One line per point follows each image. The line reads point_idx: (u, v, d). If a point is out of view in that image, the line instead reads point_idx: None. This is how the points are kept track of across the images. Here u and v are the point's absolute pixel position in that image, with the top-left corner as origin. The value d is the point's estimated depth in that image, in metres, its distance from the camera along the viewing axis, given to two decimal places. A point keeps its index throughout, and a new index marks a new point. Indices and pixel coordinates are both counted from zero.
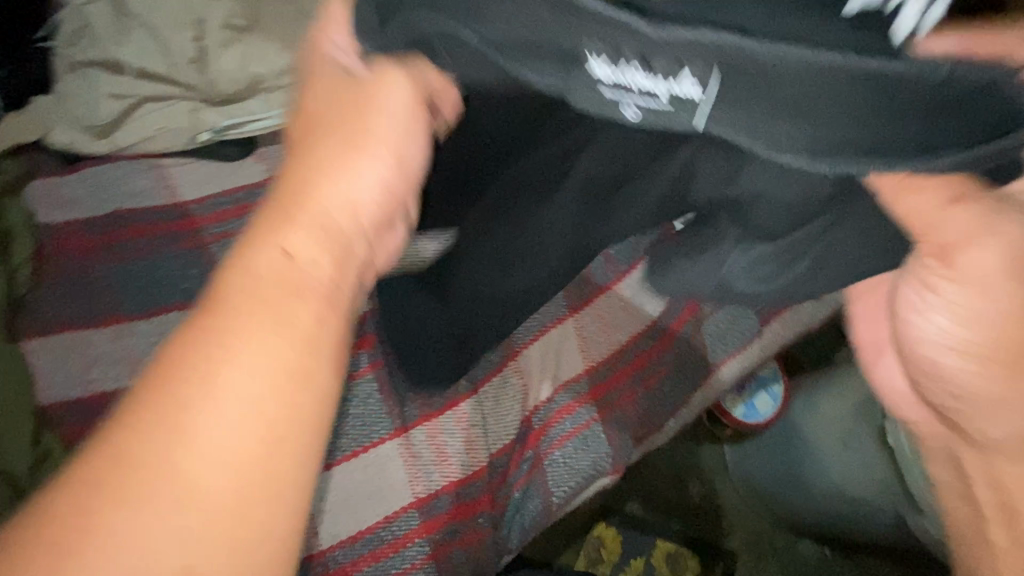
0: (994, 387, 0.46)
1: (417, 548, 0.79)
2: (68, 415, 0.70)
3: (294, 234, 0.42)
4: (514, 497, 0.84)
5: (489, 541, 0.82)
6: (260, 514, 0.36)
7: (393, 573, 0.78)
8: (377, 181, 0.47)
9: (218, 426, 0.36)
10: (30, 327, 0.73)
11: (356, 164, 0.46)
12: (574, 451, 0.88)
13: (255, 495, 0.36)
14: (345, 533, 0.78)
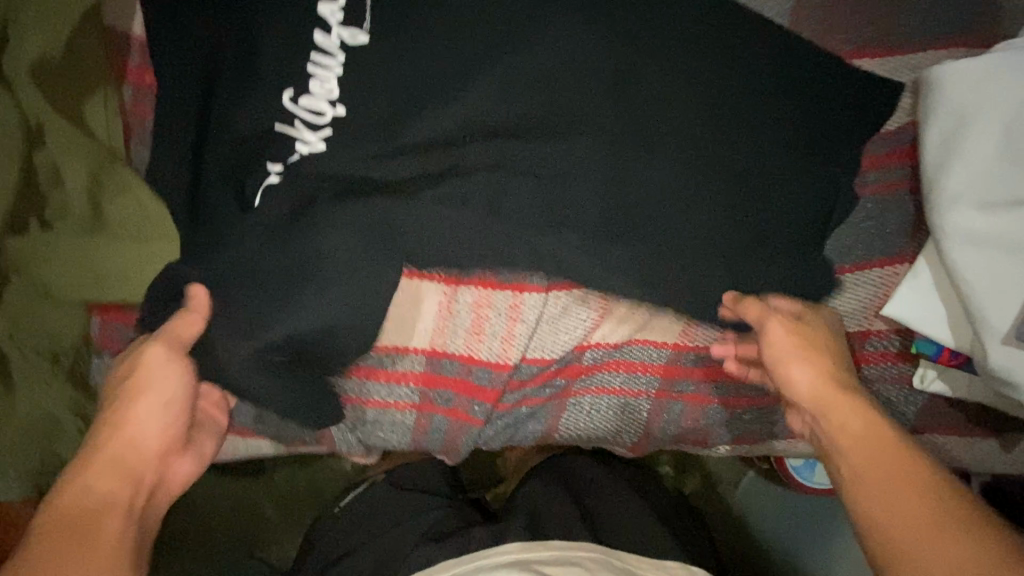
0: (891, 525, 0.50)
1: (407, 392, 0.73)
2: (129, 52, 0.61)
3: (801, 369, 0.61)
4: (519, 412, 0.76)
5: (472, 430, 0.75)
6: (931, 539, 0.47)
7: (375, 397, 0.72)
8: (174, 402, 0.58)
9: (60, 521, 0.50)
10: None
11: (153, 381, 0.58)
12: (604, 407, 0.78)
13: (910, 517, 0.49)
14: None
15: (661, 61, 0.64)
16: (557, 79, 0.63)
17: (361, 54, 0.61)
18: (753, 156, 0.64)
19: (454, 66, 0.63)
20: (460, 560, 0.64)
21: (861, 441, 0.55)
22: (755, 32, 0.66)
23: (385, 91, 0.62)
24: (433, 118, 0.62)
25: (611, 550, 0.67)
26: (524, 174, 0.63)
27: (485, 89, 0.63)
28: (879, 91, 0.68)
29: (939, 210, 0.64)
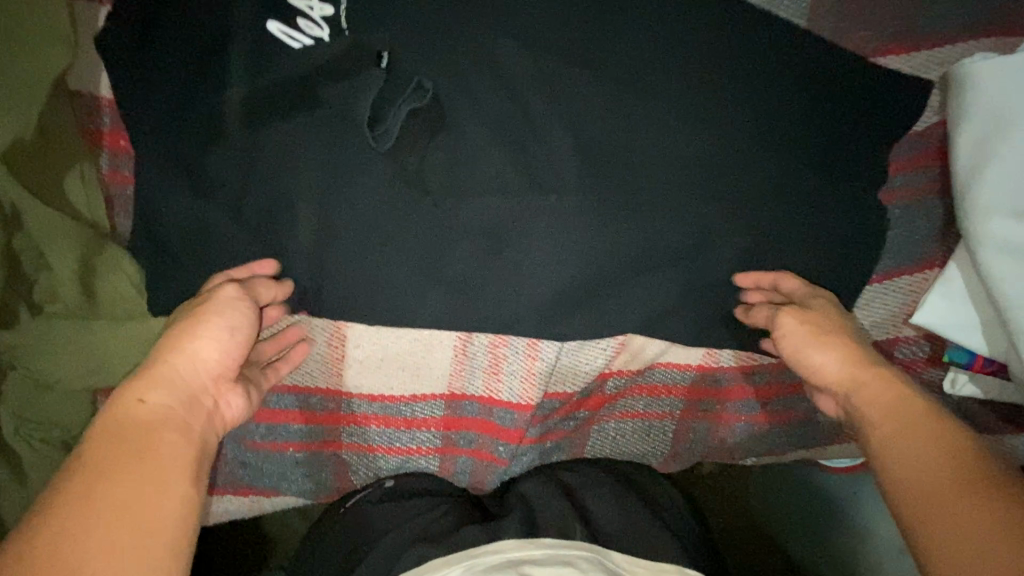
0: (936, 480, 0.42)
1: (428, 437, 0.72)
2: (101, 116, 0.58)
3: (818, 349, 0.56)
4: (544, 445, 0.75)
5: (497, 468, 0.74)
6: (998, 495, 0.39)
7: (396, 446, 0.71)
8: (220, 360, 0.50)
9: (107, 501, 0.38)
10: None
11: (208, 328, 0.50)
12: (628, 432, 0.77)
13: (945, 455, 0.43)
14: (366, 388, 0.68)
15: (667, 82, 0.61)
16: (555, 119, 0.61)
17: (348, 103, 0.57)
18: (768, 174, 0.62)
19: (447, 116, 0.60)
20: (435, 565, 0.56)
21: (883, 410, 0.49)
22: (769, 42, 0.62)
23: (378, 144, 0.58)
24: (430, 170, 0.60)
25: (603, 549, 0.58)
26: (527, 220, 0.61)
27: (482, 137, 0.60)
28: (904, 93, 0.64)
29: (974, 217, 0.61)
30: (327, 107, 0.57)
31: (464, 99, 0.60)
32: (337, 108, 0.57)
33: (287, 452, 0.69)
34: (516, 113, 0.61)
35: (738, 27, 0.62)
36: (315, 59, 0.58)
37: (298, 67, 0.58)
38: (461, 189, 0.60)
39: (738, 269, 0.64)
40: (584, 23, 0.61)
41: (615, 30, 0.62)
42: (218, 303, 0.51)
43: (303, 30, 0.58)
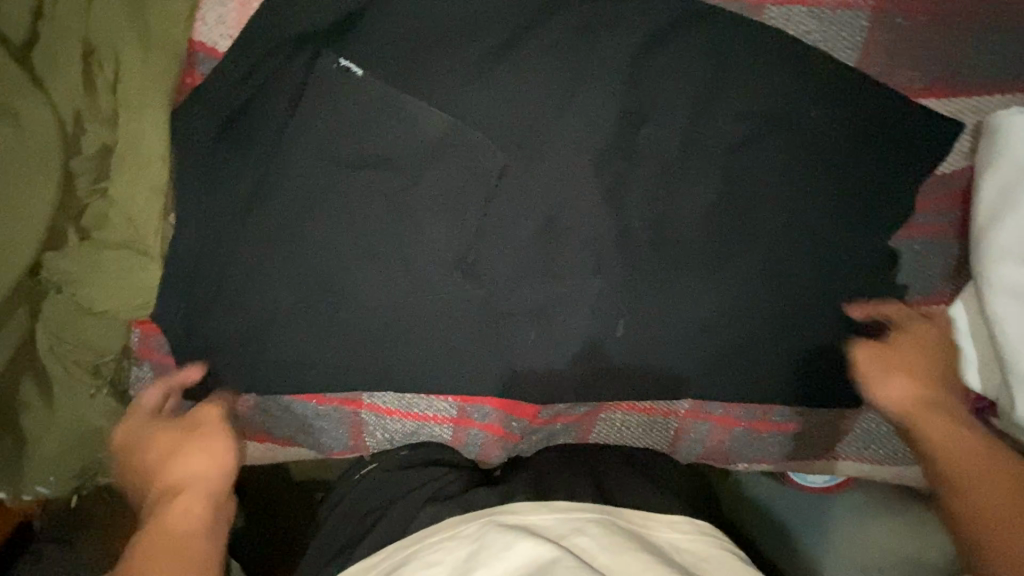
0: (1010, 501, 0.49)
1: (445, 407, 0.74)
2: None
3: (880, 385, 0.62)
4: (553, 426, 0.78)
5: (507, 443, 0.77)
6: None
7: (414, 412, 0.73)
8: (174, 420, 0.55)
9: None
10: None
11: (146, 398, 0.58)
12: (633, 424, 0.80)
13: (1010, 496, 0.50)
14: None
15: (720, 102, 0.65)
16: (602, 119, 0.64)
17: (415, 78, 0.60)
18: (798, 197, 0.67)
19: (505, 101, 0.62)
20: (453, 522, 0.57)
21: (946, 437, 0.56)
22: (816, 71, 0.65)
23: (437, 119, 0.61)
24: (484, 153, 0.63)
25: (612, 508, 0.60)
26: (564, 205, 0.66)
27: (537, 127, 0.63)
28: (940, 131, 0.67)
29: (989, 261, 0.65)
30: (393, 78, 0.60)
31: (523, 83, 0.62)
32: (402, 79, 0.60)
33: (310, 406, 0.70)
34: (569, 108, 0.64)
35: (790, 52, 0.65)
36: (388, 25, 0.59)
37: (369, 32, 0.59)
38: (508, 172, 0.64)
39: (754, 280, 0.68)
40: (648, 26, 0.63)
41: (676, 39, 0.64)
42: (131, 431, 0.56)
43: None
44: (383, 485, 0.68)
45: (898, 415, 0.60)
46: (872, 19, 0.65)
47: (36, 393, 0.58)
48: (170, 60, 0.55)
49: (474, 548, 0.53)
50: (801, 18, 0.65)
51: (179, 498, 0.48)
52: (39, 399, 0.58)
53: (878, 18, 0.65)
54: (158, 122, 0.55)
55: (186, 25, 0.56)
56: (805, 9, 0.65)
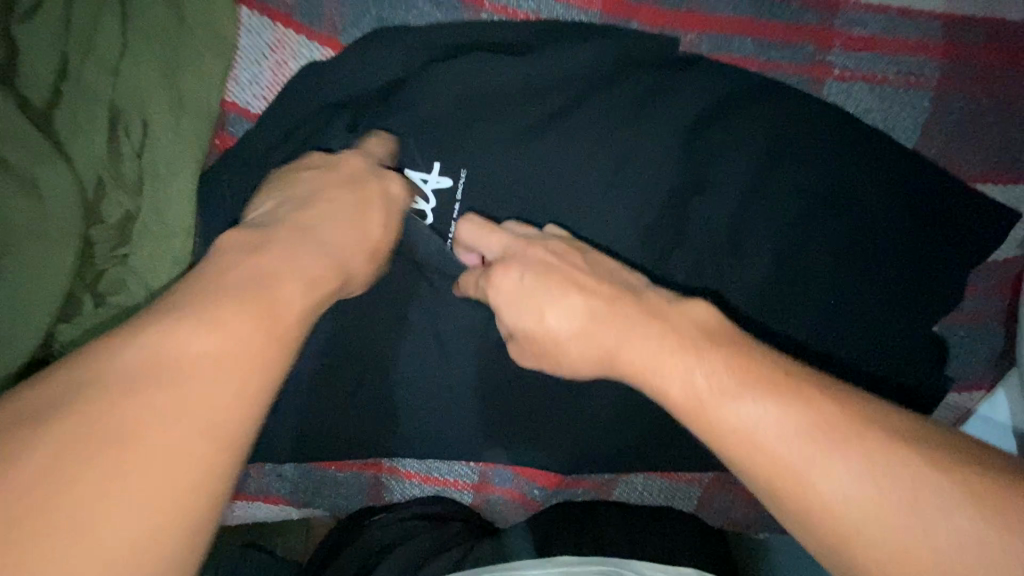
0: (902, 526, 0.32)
1: (466, 470, 0.72)
2: None
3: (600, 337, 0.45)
4: (574, 491, 0.76)
5: (527, 508, 0.75)
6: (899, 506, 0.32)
7: (433, 475, 0.71)
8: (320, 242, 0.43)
9: (121, 449, 0.27)
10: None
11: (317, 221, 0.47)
12: (656, 489, 0.78)
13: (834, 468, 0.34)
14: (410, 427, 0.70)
15: (772, 178, 0.63)
16: (650, 189, 0.61)
17: (457, 146, 0.57)
18: (847, 280, 0.65)
19: (550, 169, 0.59)
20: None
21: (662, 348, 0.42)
22: (873, 152, 0.63)
23: (476, 188, 0.58)
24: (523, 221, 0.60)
25: (619, 562, 0.59)
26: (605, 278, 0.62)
27: (581, 195, 0.60)
28: (995, 217, 0.64)
29: None
30: (436, 145, 0.57)
31: (568, 152, 0.59)
32: (445, 148, 0.57)
33: (327, 470, 0.68)
34: (616, 177, 0.60)
35: (849, 130, 0.62)
36: (431, 89, 0.55)
37: (412, 95, 0.55)
38: None
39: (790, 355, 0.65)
40: (702, 97, 0.60)
41: (731, 112, 0.61)
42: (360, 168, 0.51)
43: (424, 56, 0.55)
44: (388, 532, 0.64)
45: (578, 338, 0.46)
46: (936, 97, 0.63)
47: None
48: (202, 124, 0.52)
49: None
50: (861, 95, 0.63)
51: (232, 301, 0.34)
52: None
53: (941, 101, 0.63)
54: (184, 190, 0.52)
55: (220, 87, 0.53)
56: (867, 87, 0.62)
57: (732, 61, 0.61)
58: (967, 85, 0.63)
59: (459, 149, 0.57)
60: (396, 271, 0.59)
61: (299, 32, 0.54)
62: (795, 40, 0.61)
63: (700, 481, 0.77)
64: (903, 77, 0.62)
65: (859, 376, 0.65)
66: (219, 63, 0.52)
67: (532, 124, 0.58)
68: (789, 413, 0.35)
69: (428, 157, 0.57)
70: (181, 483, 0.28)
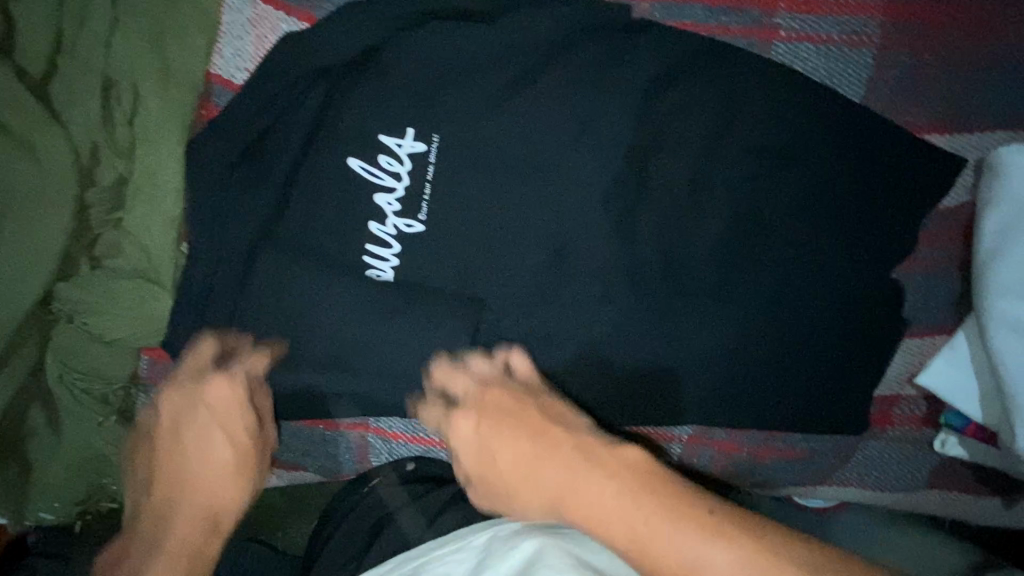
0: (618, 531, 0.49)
1: None
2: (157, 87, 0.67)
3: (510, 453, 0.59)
4: None
5: None
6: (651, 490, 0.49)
7: (419, 436, 0.73)
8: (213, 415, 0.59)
9: (147, 551, 0.55)
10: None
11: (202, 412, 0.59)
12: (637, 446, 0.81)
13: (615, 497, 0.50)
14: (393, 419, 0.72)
15: (727, 136, 0.66)
16: (612, 147, 0.65)
17: (428, 110, 0.61)
18: (807, 234, 0.68)
19: (517, 129, 0.63)
20: (462, 530, 0.57)
21: (617, 499, 0.50)
22: (823, 107, 0.67)
23: (447, 148, 0.62)
24: (493, 179, 0.64)
25: (624, 514, 0.55)
26: (572, 232, 0.66)
27: (546, 154, 0.64)
28: (941, 165, 0.67)
29: (987, 296, 0.66)
30: (407, 110, 0.61)
31: (533, 113, 0.63)
32: (417, 112, 0.61)
33: (316, 430, 0.71)
34: (579, 137, 0.64)
35: (798, 88, 0.66)
36: (401, 57, 0.60)
37: (384, 62, 0.60)
38: (518, 200, 0.64)
39: (752, 305, 0.69)
40: (657, 60, 0.64)
41: (686, 74, 0.65)
42: (221, 399, 0.59)
43: (394, 26, 0.60)
44: (370, 511, 0.69)
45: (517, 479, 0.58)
46: (879, 55, 0.66)
47: (44, 419, 0.58)
48: (188, 94, 0.57)
49: (481, 558, 0.53)
50: (808, 55, 0.67)
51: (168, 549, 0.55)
52: (47, 426, 0.58)
53: (885, 57, 0.67)
54: (175, 156, 0.57)
55: (205, 59, 0.57)
56: (813, 47, 0.66)
57: (683, 26, 0.65)
58: (909, 41, 0.66)
59: (430, 113, 0.61)
60: (374, 230, 0.62)
61: (277, 8, 0.58)
62: (742, 4, 0.65)
63: (679, 436, 0.80)
64: (847, 36, 0.66)
65: (817, 330, 0.70)
66: (203, 38, 0.57)
67: (497, 87, 0.62)
68: (638, 501, 0.49)
69: (401, 120, 0.61)
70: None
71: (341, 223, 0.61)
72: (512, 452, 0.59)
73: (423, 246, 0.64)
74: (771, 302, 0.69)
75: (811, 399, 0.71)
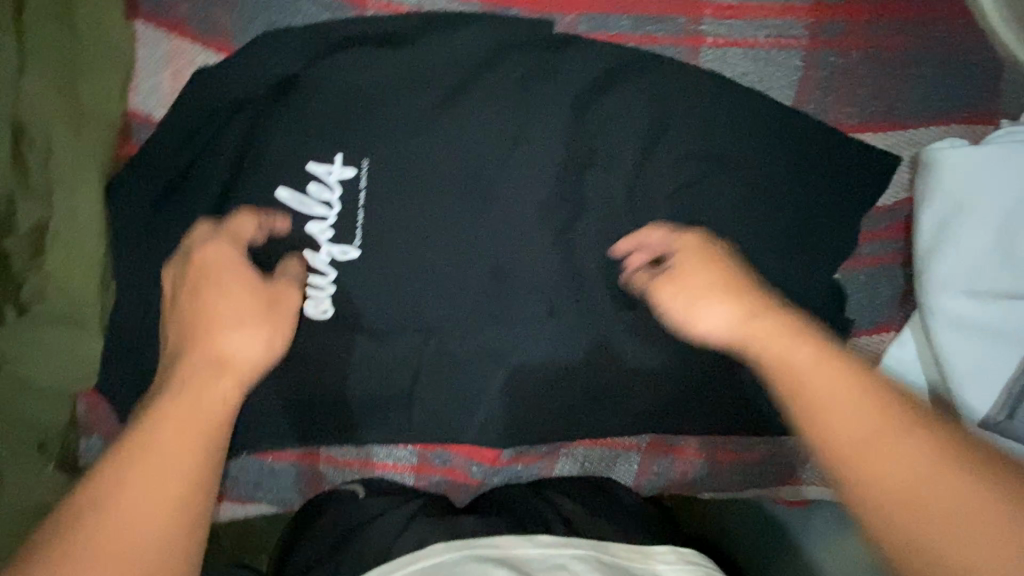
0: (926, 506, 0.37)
1: (405, 453, 0.75)
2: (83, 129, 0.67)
3: (711, 322, 0.54)
4: (514, 465, 0.78)
5: (468, 488, 0.77)
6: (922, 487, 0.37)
7: (372, 461, 0.74)
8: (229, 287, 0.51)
9: (109, 508, 0.38)
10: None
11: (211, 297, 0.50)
12: (597, 457, 0.81)
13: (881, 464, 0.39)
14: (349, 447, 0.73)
15: (663, 144, 0.66)
16: (546, 161, 0.65)
17: (355, 135, 0.61)
18: (749, 239, 0.67)
19: (448, 148, 0.62)
20: (435, 547, 0.57)
21: (859, 413, 0.41)
22: (755, 110, 0.66)
23: (376, 173, 0.61)
24: (426, 202, 0.63)
25: (602, 544, 0.59)
26: (512, 249, 0.65)
27: (480, 172, 0.63)
28: (875, 164, 0.67)
29: (928, 292, 0.65)
30: (333, 137, 0.60)
31: (463, 132, 0.62)
32: (342, 139, 0.60)
33: (266, 461, 0.71)
34: (512, 154, 0.64)
35: (729, 92, 0.66)
36: (323, 85, 0.59)
37: (306, 91, 0.59)
38: (453, 221, 0.64)
39: None
40: (585, 73, 0.64)
41: (615, 84, 0.65)
42: (216, 256, 0.52)
43: (315, 55, 0.59)
44: (332, 528, 0.65)
45: (729, 339, 0.53)
46: (807, 55, 0.66)
47: None
48: (105, 135, 0.56)
49: None
50: (738, 59, 0.67)
51: (169, 423, 0.42)
52: None
53: (814, 58, 0.67)
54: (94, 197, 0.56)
55: (122, 100, 0.57)
56: (742, 51, 0.66)
57: (610, 37, 0.65)
58: (837, 41, 0.66)
59: (357, 138, 0.61)
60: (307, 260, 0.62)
61: (193, 41, 0.58)
62: (667, 12, 0.66)
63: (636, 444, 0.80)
64: (775, 39, 0.66)
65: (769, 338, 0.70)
66: (118, 76, 0.56)
67: (425, 109, 0.62)
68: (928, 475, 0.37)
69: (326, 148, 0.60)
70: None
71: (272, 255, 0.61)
72: (727, 324, 0.53)
73: (357, 272, 0.63)
74: None
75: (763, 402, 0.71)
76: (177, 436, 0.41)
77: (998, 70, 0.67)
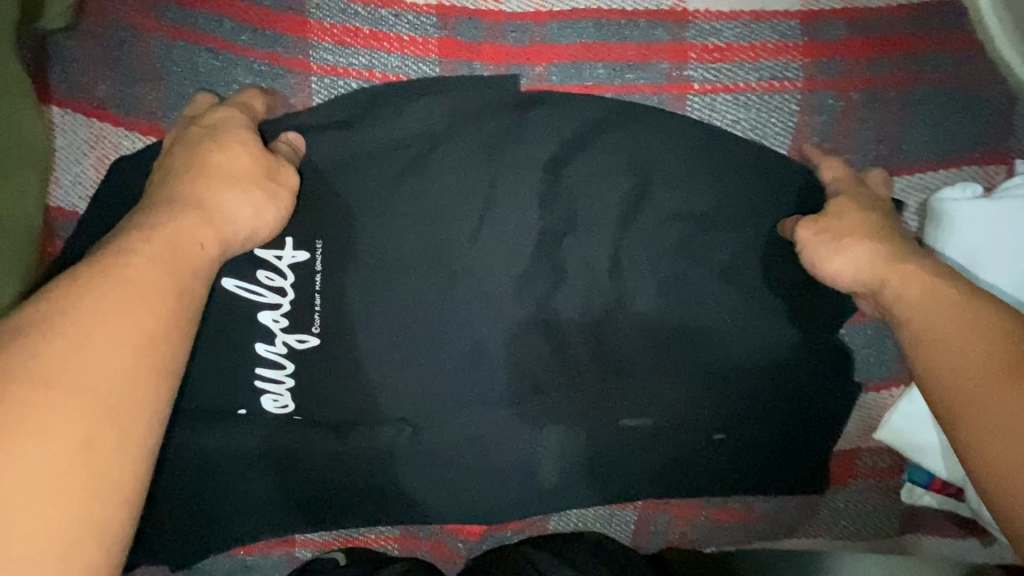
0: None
1: (386, 528, 0.72)
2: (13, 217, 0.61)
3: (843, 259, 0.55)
4: (503, 533, 0.74)
5: (456, 558, 0.74)
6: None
7: (351, 539, 0.70)
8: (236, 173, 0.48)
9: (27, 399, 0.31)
10: (51, 87, 0.55)
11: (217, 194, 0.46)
12: (591, 517, 0.77)
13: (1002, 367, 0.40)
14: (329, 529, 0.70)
15: (647, 202, 0.60)
16: (519, 227, 0.59)
17: (307, 216, 0.56)
18: (742, 302, 0.62)
19: (409, 222, 0.57)
20: None
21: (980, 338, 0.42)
22: (748, 160, 0.60)
23: (332, 255, 0.56)
24: (389, 281, 0.58)
25: None
26: (486, 324, 0.60)
27: (446, 244, 0.58)
28: None
29: None
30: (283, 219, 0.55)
31: (425, 203, 0.57)
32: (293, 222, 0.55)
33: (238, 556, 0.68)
34: (481, 223, 0.58)
35: (719, 142, 0.60)
36: None
37: None
38: (419, 299, 0.58)
39: (696, 384, 0.63)
40: (556, 128, 0.58)
41: (590, 139, 0.59)
42: (223, 156, 0.48)
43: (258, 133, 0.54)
44: None
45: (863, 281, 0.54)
46: (804, 98, 0.60)
47: None
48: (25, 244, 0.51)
49: None
50: (726, 105, 0.61)
51: (136, 264, 0.38)
52: None
53: (810, 101, 0.61)
54: (0, 307, 0.49)
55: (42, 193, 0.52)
56: (730, 95, 0.60)
57: (583, 88, 0.60)
58: (835, 81, 0.60)
59: (309, 219, 0.56)
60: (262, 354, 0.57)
61: (115, 124, 0.56)
62: (644, 59, 0.60)
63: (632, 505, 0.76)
64: (767, 82, 0.60)
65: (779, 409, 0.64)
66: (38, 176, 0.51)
67: (381, 182, 0.56)
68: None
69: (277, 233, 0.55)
70: (68, 516, 0.30)
71: (226, 350, 0.56)
72: (848, 249, 0.54)
73: (316, 362, 0.58)
74: (716, 375, 0.63)
75: (767, 468, 0.67)
76: (153, 264, 0.39)
77: (1011, 103, 0.61)
